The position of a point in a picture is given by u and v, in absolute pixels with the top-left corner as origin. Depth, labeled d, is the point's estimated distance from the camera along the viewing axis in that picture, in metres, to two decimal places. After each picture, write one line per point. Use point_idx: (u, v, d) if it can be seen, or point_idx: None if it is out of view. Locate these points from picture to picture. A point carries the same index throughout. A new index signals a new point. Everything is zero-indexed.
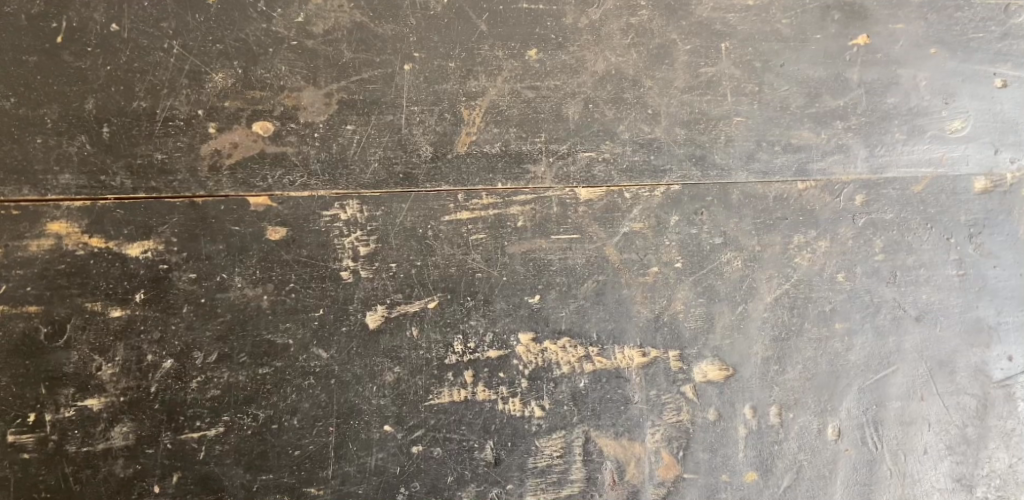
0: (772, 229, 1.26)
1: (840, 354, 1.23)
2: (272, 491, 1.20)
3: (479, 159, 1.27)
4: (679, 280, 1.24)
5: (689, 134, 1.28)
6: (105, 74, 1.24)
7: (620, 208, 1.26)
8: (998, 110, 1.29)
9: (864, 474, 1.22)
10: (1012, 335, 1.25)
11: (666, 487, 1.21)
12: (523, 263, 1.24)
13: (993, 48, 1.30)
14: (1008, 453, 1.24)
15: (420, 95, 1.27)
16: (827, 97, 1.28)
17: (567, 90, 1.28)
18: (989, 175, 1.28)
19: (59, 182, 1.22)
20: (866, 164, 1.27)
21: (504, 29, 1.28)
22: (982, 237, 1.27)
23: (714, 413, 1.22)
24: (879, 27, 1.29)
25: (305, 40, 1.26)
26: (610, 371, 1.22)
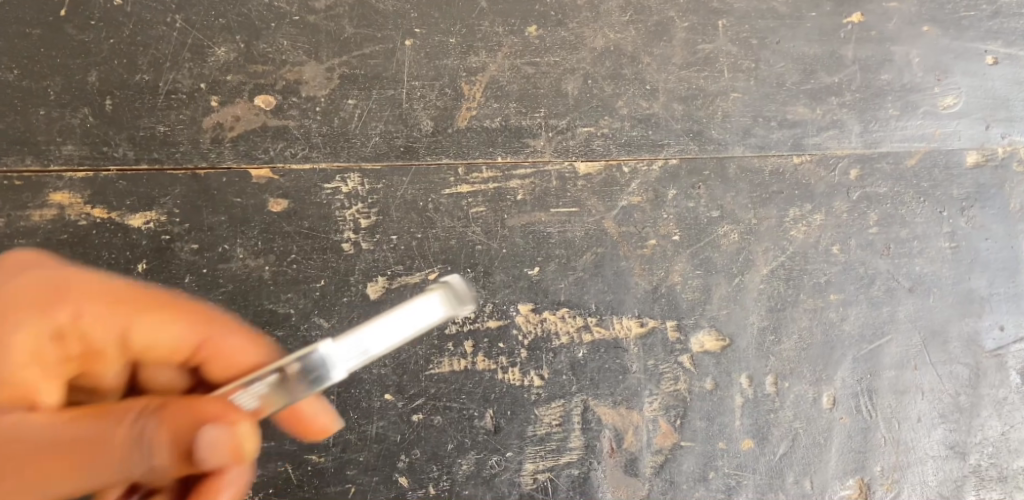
0: (768, 203, 1.27)
1: (834, 324, 1.25)
2: (274, 458, 1.18)
3: (480, 133, 1.28)
4: (676, 252, 1.26)
5: (687, 109, 1.30)
6: (108, 47, 1.26)
7: (618, 182, 1.27)
8: (989, 87, 1.32)
9: (859, 442, 1.23)
10: (1003, 305, 1.27)
11: (664, 455, 1.22)
12: (522, 235, 1.26)
13: (984, 26, 1.34)
14: (1000, 420, 1.25)
15: (421, 71, 1.29)
16: (822, 73, 1.32)
17: (567, 66, 1.31)
18: (981, 150, 1.31)
19: (61, 153, 1.22)
20: (860, 139, 1.30)
21: (505, 6, 1.32)
22: (975, 210, 1.29)
23: (710, 383, 1.23)
24: (873, 5, 1.34)
25: (307, 16, 1.30)
26: (608, 341, 1.24)
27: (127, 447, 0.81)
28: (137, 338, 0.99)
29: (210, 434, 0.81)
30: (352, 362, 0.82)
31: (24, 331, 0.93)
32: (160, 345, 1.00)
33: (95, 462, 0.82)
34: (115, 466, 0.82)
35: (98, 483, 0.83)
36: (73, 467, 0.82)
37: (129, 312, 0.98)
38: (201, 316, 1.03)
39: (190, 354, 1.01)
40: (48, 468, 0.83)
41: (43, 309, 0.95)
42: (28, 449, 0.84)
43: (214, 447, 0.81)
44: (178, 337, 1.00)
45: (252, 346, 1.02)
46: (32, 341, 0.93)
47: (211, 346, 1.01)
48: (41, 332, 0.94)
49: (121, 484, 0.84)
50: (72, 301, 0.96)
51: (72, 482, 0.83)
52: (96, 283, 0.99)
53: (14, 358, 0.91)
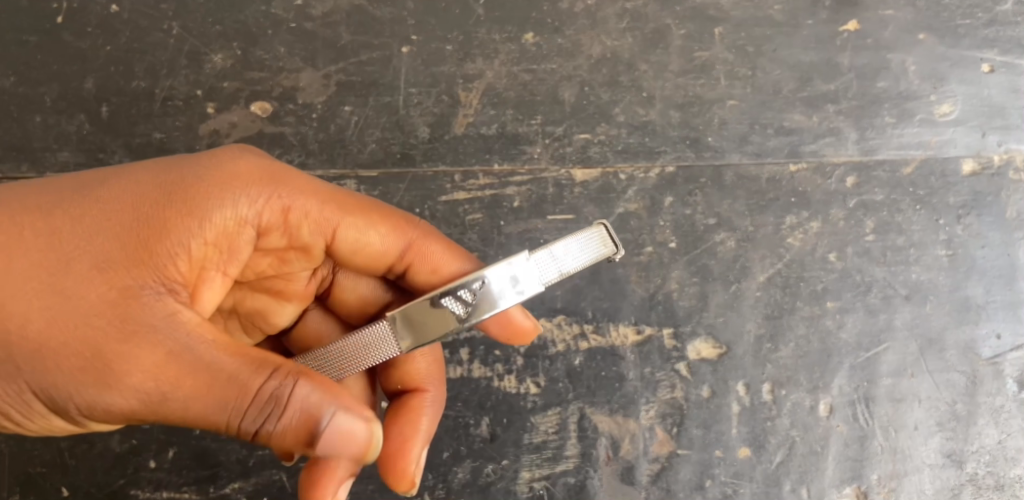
0: (764, 210, 1.27)
1: (831, 332, 1.25)
2: (268, 466, 1.20)
3: (476, 140, 1.28)
4: (673, 260, 1.26)
5: (684, 116, 1.30)
6: (105, 54, 1.28)
7: (615, 189, 1.27)
8: (986, 94, 1.32)
9: (855, 450, 1.23)
10: (1000, 312, 1.26)
11: (661, 463, 1.21)
12: (519, 243, 1.24)
13: (980, 34, 1.34)
14: (998, 429, 1.24)
15: (418, 77, 1.29)
16: (818, 81, 1.32)
17: (563, 73, 1.31)
18: (978, 158, 1.30)
19: (57, 159, 1.23)
20: (856, 146, 1.30)
21: (501, 14, 1.33)
22: (971, 218, 1.29)
23: (707, 391, 1.23)
24: (869, 14, 1.34)
25: (304, 22, 1.31)
26: (605, 349, 1.23)
27: (227, 379, 0.78)
28: (308, 234, 0.94)
29: (352, 427, 0.80)
30: (550, 277, 0.86)
31: (233, 210, 0.87)
32: (354, 242, 0.96)
33: (144, 367, 0.78)
34: (169, 377, 0.78)
35: (135, 397, 0.78)
36: (127, 365, 0.77)
37: (341, 214, 0.95)
38: (372, 215, 0.97)
39: (313, 256, 0.98)
40: (95, 358, 0.77)
41: (256, 201, 0.89)
42: (80, 318, 0.78)
43: (345, 435, 0.80)
44: (324, 233, 0.95)
45: (402, 240, 0.97)
46: (41, 225, 0.80)
47: (369, 244, 0.97)
48: (245, 219, 0.88)
49: (151, 406, 0.78)
50: (286, 198, 0.91)
51: (117, 385, 0.78)
52: (318, 184, 0.95)
53: (169, 223, 0.83)
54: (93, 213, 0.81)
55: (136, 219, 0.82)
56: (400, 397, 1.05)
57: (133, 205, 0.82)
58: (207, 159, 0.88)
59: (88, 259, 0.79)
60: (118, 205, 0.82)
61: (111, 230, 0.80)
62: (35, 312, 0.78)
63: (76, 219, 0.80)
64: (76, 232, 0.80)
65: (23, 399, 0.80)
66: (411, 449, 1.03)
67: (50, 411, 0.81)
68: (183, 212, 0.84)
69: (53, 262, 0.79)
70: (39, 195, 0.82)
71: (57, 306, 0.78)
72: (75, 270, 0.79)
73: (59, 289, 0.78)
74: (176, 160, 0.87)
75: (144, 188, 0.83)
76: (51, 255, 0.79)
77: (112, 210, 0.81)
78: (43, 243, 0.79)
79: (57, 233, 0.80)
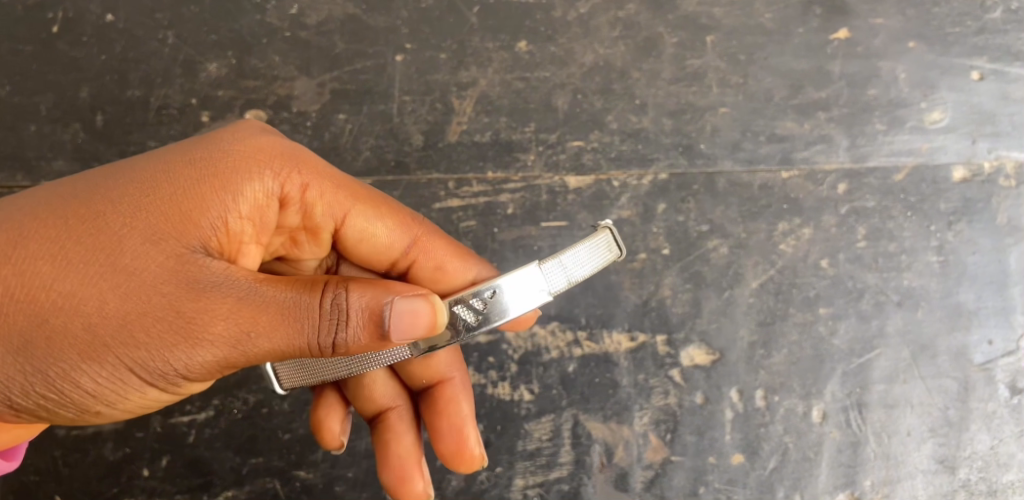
0: (757, 217, 1.28)
1: (824, 338, 1.25)
2: (262, 474, 1.19)
3: (470, 148, 1.28)
4: (666, 266, 1.26)
5: (676, 124, 1.31)
6: (100, 64, 1.28)
7: (608, 196, 1.28)
8: (976, 102, 1.33)
9: (848, 456, 1.23)
10: (992, 319, 1.27)
11: (654, 470, 1.21)
12: (513, 250, 1.25)
13: (970, 42, 1.35)
14: (990, 434, 1.24)
15: (412, 86, 1.30)
16: (810, 88, 1.33)
17: (556, 81, 1.32)
18: (968, 165, 1.31)
19: (52, 168, 1.23)
20: (847, 153, 1.31)
21: (494, 22, 1.33)
22: (961, 224, 1.29)
23: (701, 397, 1.23)
24: (860, 22, 1.35)
25: (298, 31, 1.31)
26: (598, 355, 1.23)
27: (299, 311, 0.78)
28: (321, 215, 0.94)
29: (418, 309, 0.80)
30: (557, 287, 0.87)
31: (261, 179, 0.87)
32: (363, 232, 0.97)
33: (222, 319, 0.77)
34: (247, 323, 0.78)
35: (221, 347, 0.78)
36: (205, 317, 0.77)
37: (354, 200, 0.95)
38: (380, 208, 0.97)
39: (321, 240, 0.97)
40: (173, 318, 0.77)
41: (279, 172, 0.89)
42: (150, 286, 0.76)
43: (412, 316, 0.80)
44: (335, 216, 0.95)
45: (407, 237, 0.99)
46: (82, 212, 0.78)
47: (375, 237, 0.98)
48: (271, 189, 0.88)
49: (241, 350, 0.78)
50: (305, 172, 0.91)
51: (205, 337, 0.77)
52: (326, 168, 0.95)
53: (204, 196, 0.81)
54: (134, 189, 0.79)
55: (178, 187, 0.81)
56: (430, 389, 1.04)
57: (171, 174, 0.81)
58: (225, 132, 0.87)
59: (142, 231, 0.78)
60: (156, 177, 0.80)
61: (155, 200, 0.79)
62: (100, 291, 0.76)
63: (118, 197, 0.79)
64: (120, 207, 0.78)
65: (110, 382, 0.78)
66: (465, 429, 1.03)
67: (138, 386, 0.79)
68: (216, 182, 0.83)
69: (108, 241, 0.77)
70: (69, 185, 0.80)
71: (124, 278, 0.76)
72: (123, 244, 0.77)
73: (119, 263, 0.76)
74: (194, 137, 0.86)
75: (174, 165, 0.82)
76: (103, 236, 0.77)
77: (150, 182, 0.80)
78: (87, 224, 0.77)
79: (101, 215, 0.78)
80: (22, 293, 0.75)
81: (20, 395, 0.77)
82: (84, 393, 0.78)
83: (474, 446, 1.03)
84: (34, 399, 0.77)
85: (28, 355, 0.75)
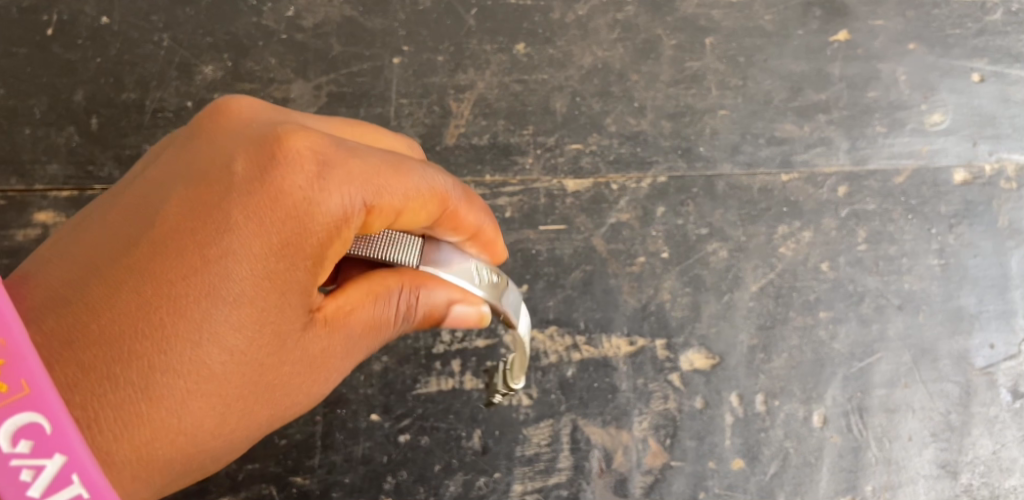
0: (756, 220, 1.27)
1: (825, 342, 1.24)
2: (258, 480, 1.18)
3: (468, 151, 1.27)
4: (665, 270, 1.25)
5: (675, 126, 1.30)
6: (95, 66, 1.27)
7: (607, 199, 1.27)
8: (976, 104, 1.32)
9: (850, 461, 1.22)
10: (993, 322, 1.26)
11: (654, 475, 1.20)
12: (512, 253, 1.23)
13: (970, 44, 1.35)
14: (992, 439, 1.23)
15: (409, 88, 1.29)
16: (809, 91, 1.32)
17: (555, 84, 1.31)
18: (969, 167, 1.30)
19: (46, 172, 1.22)
20: (847, 156, 1.30)
21: (492, 24, 1.33)
22: (962, 227, 1.28)
23: (700, 402, 1.22)
24: (859, 23, 1.35)
25: (295, 34, 1.30)
26: (597, 360, 1.22)
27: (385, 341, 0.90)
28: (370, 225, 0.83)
29: (471, 312, 0.92)
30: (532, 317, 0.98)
31: (341, 233, 0.81)
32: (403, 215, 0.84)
33: (340, 373, 0.87)
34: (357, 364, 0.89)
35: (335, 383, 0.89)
36: (326, 380, 0.86)
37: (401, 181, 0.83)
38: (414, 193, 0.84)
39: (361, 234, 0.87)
40: (304, 395, 0.85)
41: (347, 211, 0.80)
42: (283, 386, 0.82)
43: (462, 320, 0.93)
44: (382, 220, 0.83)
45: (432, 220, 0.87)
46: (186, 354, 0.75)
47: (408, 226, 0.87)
48: (346, 233, 0.81)
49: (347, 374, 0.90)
50: (360, 182, 0.81)
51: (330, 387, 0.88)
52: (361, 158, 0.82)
53: (302, 287, 0.80)
54: (234, 319, 0.77)
55: (283, 293, 0.79)
56: None
57: (274, 287, 0.78)
58: (286, 203, 0.79)
59: (267, 350, 0.79)
60: (260, 294, 0.78)
61: (262, 323, 0.78)
62: (242, 413, 0.80)
63: (234, 329, 0.77)
64: (238, 339, 0.77)
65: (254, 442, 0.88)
66: None
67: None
68: (316, 266, 0.80)
69: (240, 370, 0.78)
70: (152, 318, 0.74)
71: (256, 393, 0.80)
72: (235, 366, 0.78)
73: (249, 385, 0.79)
74: (262, 218, 0.78)
75: (265, 270, 0.78)
76: (221, 377, 0.77)
77: (255, 305, 0.78)
78: (214, 367, 0.76)
79: (212, 361, 0.76)
80: (172, 454, 0.76)
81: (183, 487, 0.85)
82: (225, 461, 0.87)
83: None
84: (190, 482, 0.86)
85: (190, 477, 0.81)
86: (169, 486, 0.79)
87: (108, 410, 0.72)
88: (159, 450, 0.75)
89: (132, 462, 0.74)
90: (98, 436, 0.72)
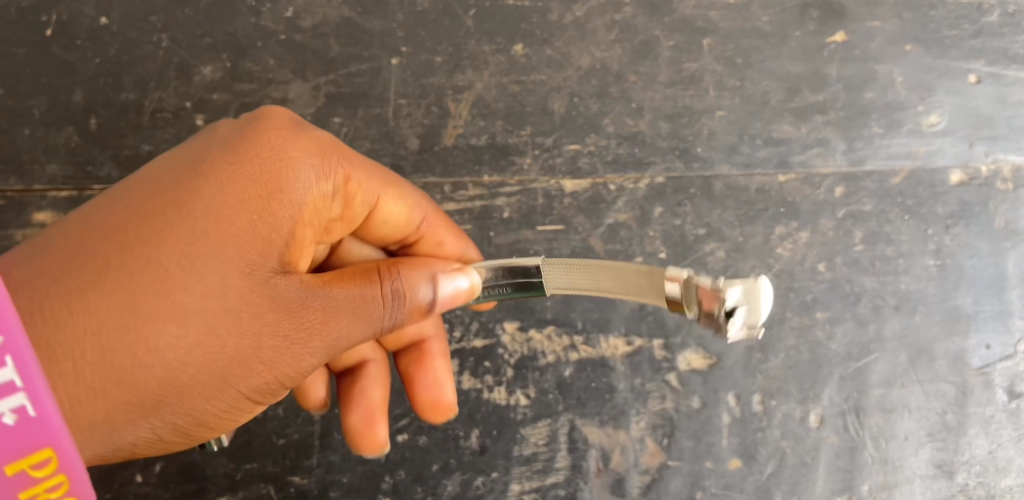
0: (754, 221, 1.27)
1: (821, 342, 1.25)
2: (256, 480, 1.18)
3: (466, 151, 1.28)
4: (663, 271, 1.25)
5: (673, 127, 1.30)
6: (94, 66, 1.27)
7: (605, 200, 1.27)
8: (973, 105, 1.33)
9: (846, 460, 1.22)
10: (989, 323, 1.26)
11: (651, 475, 1.21)
12: (510, 254, 1.25)
13: (967, 45, 1.35)
14: (988, 439, 1.23)
15: (407, 89, 1.30)
16: (807, 92, 1.33)
17: (553, 85, 1.31)
18: (965, 168, 1.31)
19: (45, 172, 1.22)
20: (844, 157, 1.31)
21: (490, 25, 1.33)
22: (958, 228, 1.29)
23: (698, 402, 1.22)
24: (857, 24, 1.35)
25: (294, 34, 1.31)
26: (595, 360, 1.23)
27: (373, 321, 0.87)
28: (360, 202, 0.98)
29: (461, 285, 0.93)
30: None
31: (316, 182, 0.88)
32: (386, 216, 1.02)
33: (319, 338, 0.85)
34: (342, 340, 0.86)
35: (317, 359, 0.86)
36: (303, 338, 0.84)
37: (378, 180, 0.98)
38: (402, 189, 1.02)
39: (352, 224, 1.00)
40: (272, 346, 0.83)
41: (326, 166, 0.90)
42: (247, 322, 0.81)
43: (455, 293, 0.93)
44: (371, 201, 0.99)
45: (421, 212, 1.05)
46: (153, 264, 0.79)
47: (397, 217, 1.03)
48: (325, 186, 0.90)
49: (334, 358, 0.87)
50: (342, 153, 0.93)
51: (311, 355, 0.85)
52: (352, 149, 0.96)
53: (273, 215, 0.84)
54: (201, 234, 0.80)
55: (248, 216, 0.82)
56: (411, 354, 1.11)
57: (240, 207, 0.82)
58: (261, 140, 0.86)
59: (227, 276, 0.81)
60: (223, 211, 0.82)
61: (232, 244, 0.81)
62: (194, 338, 0.80)
63: (192, 240, 0.80)
64: (195, 253, 0.80)
65: (229, 408, 0.85)
66: (442, 384, 1.10)
67: (249, 405, 0.87)
68: (284, 198, 0.85)
69: (195, 287, 0.79)
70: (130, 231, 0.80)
71: (214, 318, 0.80)
72: (204, 284, 0.80)
73: (205, 305, 0.80)
74: (244, 155, 0.84)
75: (235, 193, 0.83)
76: (189, 293, 0.79)
77: (216, 219, 0.81)
78: (168, 275, 0.79)
79: (180, 273, 0.79)
80: (128, 361, 0.78)
81: (147, 441, 0.83)
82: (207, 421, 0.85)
83: (449, 392, 1.10)
84: (157, 440, 0.84)
85: (144, 413, 0.80)
86: (122, 413, 0.79)
87: (66, 305, 0.77)
88: (111, 355, 0.77)
89: (80, 362, 0.77)
90: (54, 325, 0.76)
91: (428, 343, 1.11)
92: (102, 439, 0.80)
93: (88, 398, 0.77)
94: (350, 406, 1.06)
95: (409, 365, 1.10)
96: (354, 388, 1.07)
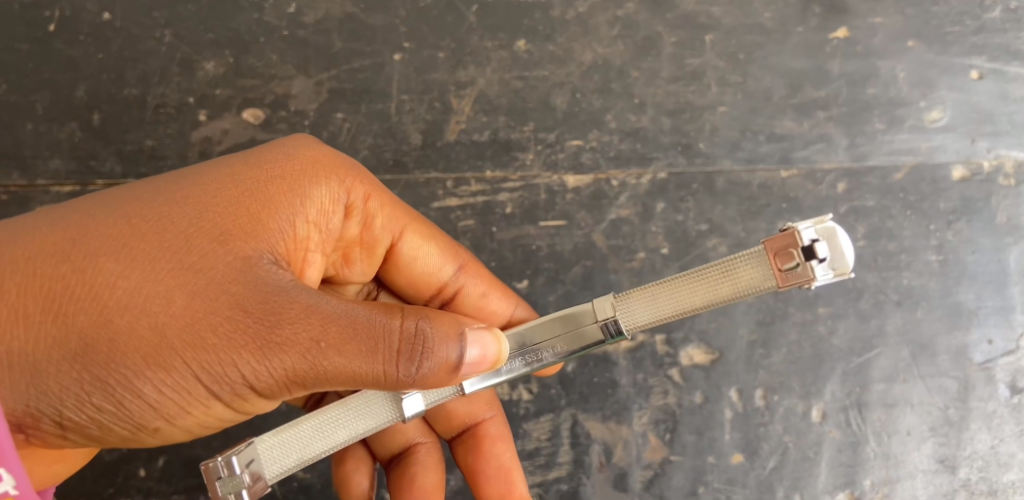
0: (756, 216, 1.27)
1: (824, 338, 1.25)
2: None
3: (469, 147, 1.28)
4: (665, 266, 1.26)
5: (675, 123, 1.30)
6: (97, 62, 1.28)
7: (607, 195, 1.27)
8: (975, 101, 1.33)
9: (848, 455, 1.22)
10: (991, 318, 1.26)
11: (653, 469, 1.21)
12: (512, 249, 1.25)
13: (969, 41, 1.35)
14: (990, 434, 1.24)
15: (410, 85, 1.30)
16: (809, 88, 1.33)
17: (555, 81, 1.31)
18: (967, 164, 1.31)
19: (48, 167, 1.23)
20: (847, 153, 1.31)
21: (493, 21, 1.33)
22: (961, 223, 1.29)
23: (700, 397, 1.23)
24: (859, 21, 1.35)
25: (296, 30, 1.31)
26: (597, 355, 1.23)
27: (361, 327, 0.80)
28: (381, 228, 1.00)
29: (488, 349, 0.85)
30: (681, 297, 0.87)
31: (327, 189, 0.91)
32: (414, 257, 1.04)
33: (292, 324, 0.78)
34: (317, 337, 0.79)
35: (284, 355, 0.78)
36: (273, 322, 0.78)
37: (409, 221, 1.02)
38: (432, 230, 1.05)
39: (375, 256, 1.02)
40: (231, 318, 0.78)
41: (342, 181, 0.93)
42: (209, 284, 0.78)
43: (479, 358, 0.84)
44: (394, 231, 1.01)
45: (454, 262, 1.06)
46: (140, 223, 0.79)
47: (428, 258, 1.05)
48: (336, 197, 0.92)
49: (308, 362, 0.79)
50: (367, 182, 0.97)
51: (275, 344, 0.78)
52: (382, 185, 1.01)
53: (273, 199, 0.85)
54: (195, 203, 0.82)
55: (236, 187, 0.84)
56: (472, 437, 1.11)
57: (230, 177, 0.85)
58: (278, 143, 0.91)
59: (198, 232, 0.80)
60: (211, 178, 0.84)
61: (224, 215, 0.82)
62: (160, 297, 0.77)
63: (171, 197, 0.82)
64: (172, 208, 0.81)
65: (174, 391, 0.78)
66: (511, 474, 1.09)
67: (201, 398, 0.79)
68: (283, 184, 0.87)
69: (162, 238, 0.79)
70: (130, 196, 0.82)
71: (187, 284, 0.78)
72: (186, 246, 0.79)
73: (167, 257, 0.78)
74: (261, 153, 0.89)
75: (240, 176, 0.85)
76: (167, 254, 0.78)
77: (215, 193, 0.83)
78: (138, 223, 0.79)
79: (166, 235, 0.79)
80: (91, 309, 0.75)
81: (75, 405, 0.76)
82: (152, 407, 0.78)
83: (519, 485, 1.09)
84: (89, 412, 0.76)
85: (78, 359, 0.75)
86: (57, 353, 0.75)
87: (35, 236, 0.78)
88: (61, 287, 0.76)
89: (28, 290, 0.75)
90: (25, 265, 0.76)
91: (484, 426, 1.11)
92: (29, 385, 0.75)
93: (26, 330, 0.75)
94: (403, 493, 1.08)
95: (466, 454, 1.10)
96: (407, 473, 1.08)
